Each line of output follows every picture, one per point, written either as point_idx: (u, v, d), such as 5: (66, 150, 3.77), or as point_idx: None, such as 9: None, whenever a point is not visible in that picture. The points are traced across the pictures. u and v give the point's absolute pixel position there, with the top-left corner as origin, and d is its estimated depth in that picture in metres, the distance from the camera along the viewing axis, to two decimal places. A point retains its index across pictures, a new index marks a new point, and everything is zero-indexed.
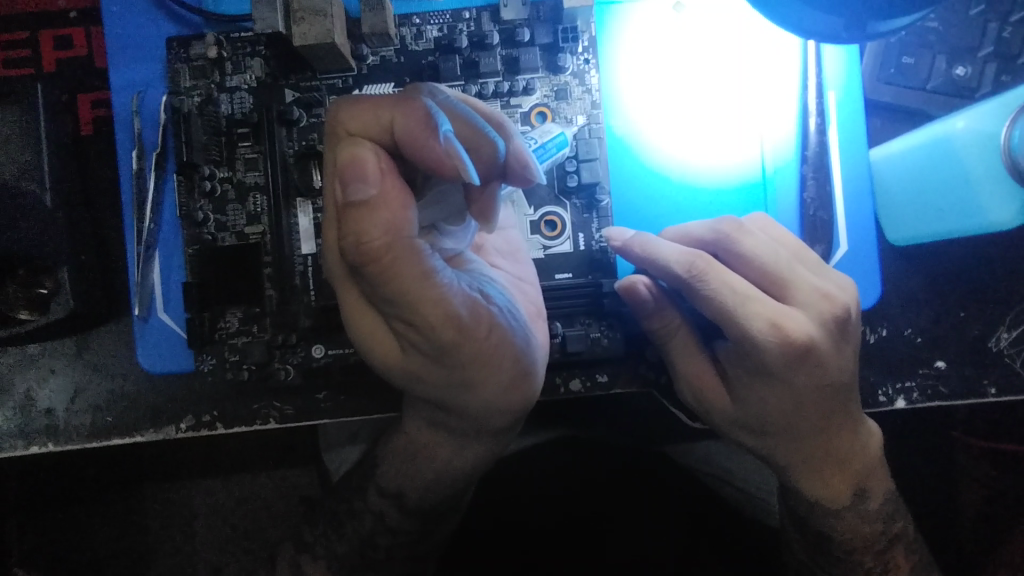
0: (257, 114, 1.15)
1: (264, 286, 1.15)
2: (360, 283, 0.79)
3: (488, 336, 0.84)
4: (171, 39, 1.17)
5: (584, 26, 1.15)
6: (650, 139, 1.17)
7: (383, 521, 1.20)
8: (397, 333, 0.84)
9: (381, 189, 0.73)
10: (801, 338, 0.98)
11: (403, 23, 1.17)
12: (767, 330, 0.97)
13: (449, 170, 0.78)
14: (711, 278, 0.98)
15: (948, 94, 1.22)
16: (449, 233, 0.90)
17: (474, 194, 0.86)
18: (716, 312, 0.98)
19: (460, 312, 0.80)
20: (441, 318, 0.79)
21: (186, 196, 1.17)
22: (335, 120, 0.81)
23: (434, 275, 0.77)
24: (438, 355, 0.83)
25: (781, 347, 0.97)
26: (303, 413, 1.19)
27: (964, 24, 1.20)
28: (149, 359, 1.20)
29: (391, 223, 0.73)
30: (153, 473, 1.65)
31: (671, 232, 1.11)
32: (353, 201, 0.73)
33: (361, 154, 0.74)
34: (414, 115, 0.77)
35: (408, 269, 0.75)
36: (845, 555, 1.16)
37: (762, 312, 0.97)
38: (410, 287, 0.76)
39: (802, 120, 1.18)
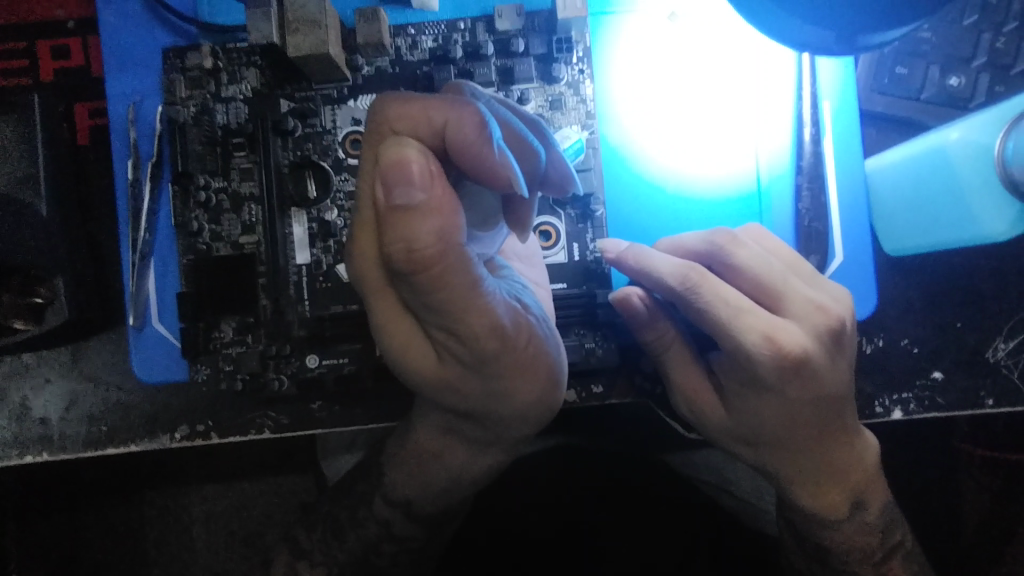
0: (252, 125, 1.16)
1: (259, 295, 1.15)
2: (401, 291, 0.74)
3: (526, 345, 0.83)
4: (167, 49, 1.17)
5: (579, 36, 1.16)
6: (647, 148, 1.17)
7: (388, 529, 1.22)
8: (436, 341, 0.81)
9: (430, 194, 0.65)
10: (796, 350, 0.97)
11: (399, 34, 1.17)
12: (761, 342, 0.96)
13: (503, 182, 0.74)
14: (708, 289, 0.97)
15: (943, 105, 1.22)
16: (482, 237, 0.86)
17: (508, 203, 0.85)
18: (713, 323, 0.98)
19: (502, 321, 0.77)
20: (486, 328, 0.76)
21: (181, 207, 1.17)
22: (380, 116, 0.73)
23: (481, 284, 0.73)
24: (477, 364, 0.81)
25: (776, 360, 0.97)
26: (297, 422, 1.19)
27: (957, 35, 1.20)
28: (145, 369, 1.20)
29: (442, 231, 0.66)
30: (147, 480, 1.65)
31: (665, 242, 1.11)
32: (398, 206, 0.65)
33: (405, 156, 0.65)
34: (468, 123, 0.72)
35: (459, 278, 0.70)
36: (841, 565, 1.16)
37: (758, 324, 0.97)
38: (459, 296, 0.71)
39: (797, 130, 1.18)
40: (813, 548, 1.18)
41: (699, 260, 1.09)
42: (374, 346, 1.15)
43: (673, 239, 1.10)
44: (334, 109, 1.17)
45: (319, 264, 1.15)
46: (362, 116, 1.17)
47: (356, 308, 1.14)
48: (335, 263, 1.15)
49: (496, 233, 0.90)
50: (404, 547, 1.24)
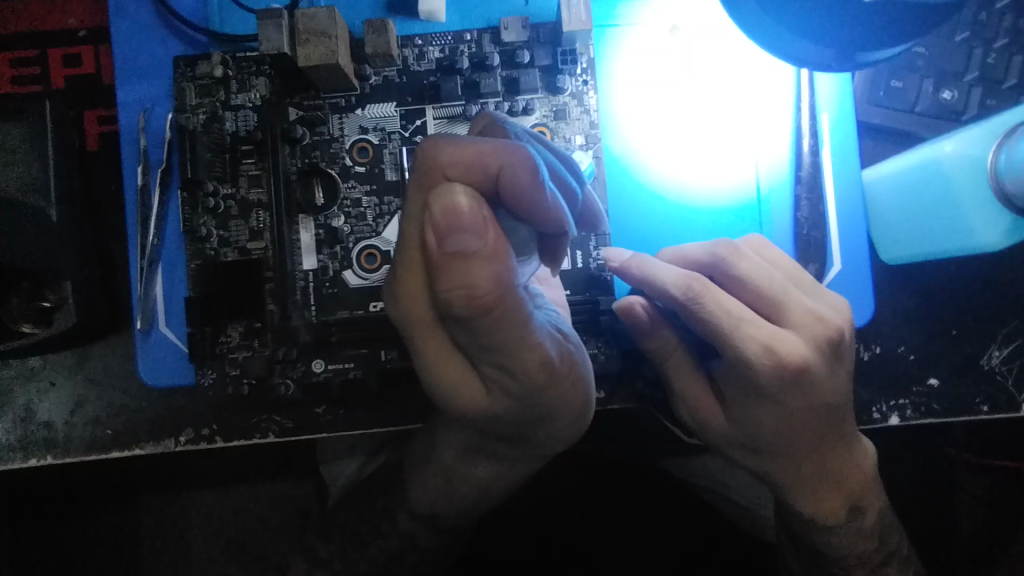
0: (261, 132, 1.18)
1: (265, 301, 1.16)
2: (454, 332, 0.76)
3: (569, 375, 0.86)
4: (178, 58, 1.19)
5: (583, 48, 1.18)
6: (648, 159, 1.19)
7: (412, 542, 1.26)
8: (484, 376, 0.83)
9: (484, 240, 0.67)
10: (797, 363, 1.00)
11: (406, 44, 1.19)
12: (761, 354, 0.99)
13: (553, 222, 0.77)
14: (711, 300, 1.00)
15: (936, 117, 1.24)
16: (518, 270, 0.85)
17: (544, 239, 0.85)
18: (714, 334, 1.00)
19: (551, 354, 0.80)
20: (537, 363, 0.78)
21: (189, 212, 1.18)
22: (432, 160, 0.74)
23: (530, 323, 0.75)
24: (528, 394, 0.84)
25: (775, 371, 0.99)
26: (302, 427, 1.21)
27: (950, 50, 1.23)
28: (150, 372, 1.21)
29: (499, 275, 0.68)
30: (148, 484, 1.65)
31: (665, 252, 1.14)
32: (452, 253, 0.67)
33: (457, 202, 0.67)
34: (520, 170, 0.73)
35: (514, 317, 0.72)
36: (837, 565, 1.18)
37: (758, 336, 0.99)
38: (512, 334, 0.74)
39: (796, 142, 1.20)
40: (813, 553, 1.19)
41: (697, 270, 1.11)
42: (379, 352, 1.16)
43: (676, 248, 1.13)
44: (342, 118, 1.19)
45: (325, 270, 1.17)
46: (369, 125, 1.19)
47: (363, 312, 1.17)
48: (342, 269, 1.17)
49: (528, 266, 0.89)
50: (426, 556, 1.30)
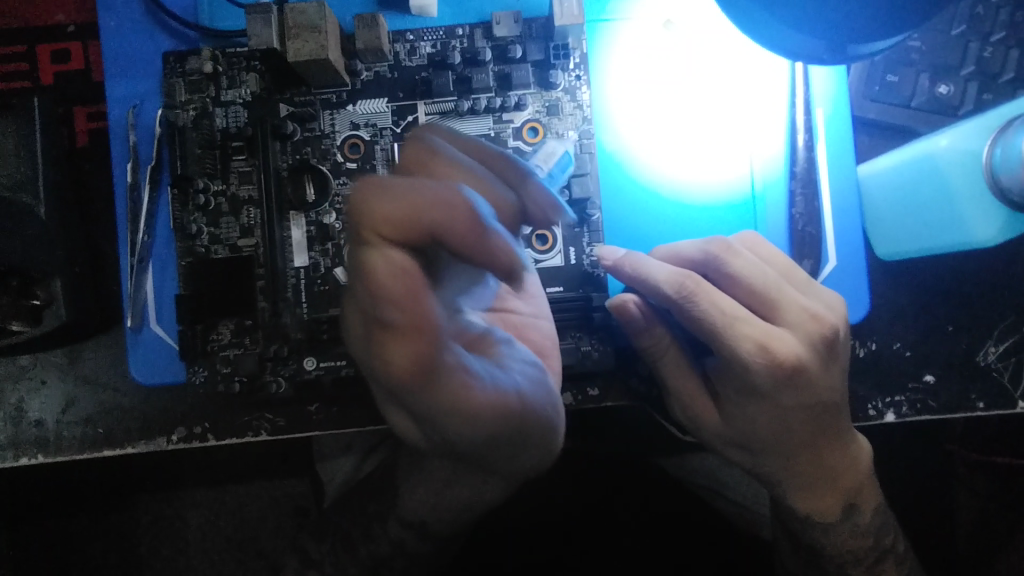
0: (251, 128, 1.16)
1: (257, 298, 1.16)
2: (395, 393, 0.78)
3: (528, 432, 0.83)
4: (167, 53, 1.18)
5: (576, 43, 1.17)
6: (641, 155, 1.18)
7: (404, 540, 1.25)
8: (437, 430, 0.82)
9: (405, 310, 0.70)
10: (792, 360, 1.00)
11: (398, 40, 1.19)
12: (755, 352, 0.99)
13: (503, 264, 0.74)
14: (707, 299, 0.99)
15: (933, 112, 1.23)
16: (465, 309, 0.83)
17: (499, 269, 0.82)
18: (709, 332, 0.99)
19: (493, 422, 0.76)
20: (477, 431, 0.76)
21: (179, 210, 1.17)
22: (360, 215, 0.73)
23: (467, 392, 0.73)
24: (472, 448, 0.81)
25: (769, 369, 0.99)
26: (295, 425, 1.20)
27: (946, 44, 1.22)
28: (140, 370, 1.20)
29: (418, 350, 0.70)
30: (143, 484, 1.65)
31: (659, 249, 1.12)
32: (382, 322, 0.71)
33: (377, 267, 0.71)
34: (438, 213, 0.72)
35: (444, 387, 0.72)
36: (832, 565, 1.18)
37: (753, 335, 0.99)
38: (442, 405, 0.72)
39: (790, 137, 1.19)
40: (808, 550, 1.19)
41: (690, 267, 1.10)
42: None
43: (670, 247, 1.12)
44: (333, 114, 1.18)
45: (317, 267, 1.16)
46: (360, 121, 1.18)
47: None
48: (333, 266, 1.16)
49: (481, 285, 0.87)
50: (417, 556, 1.29)
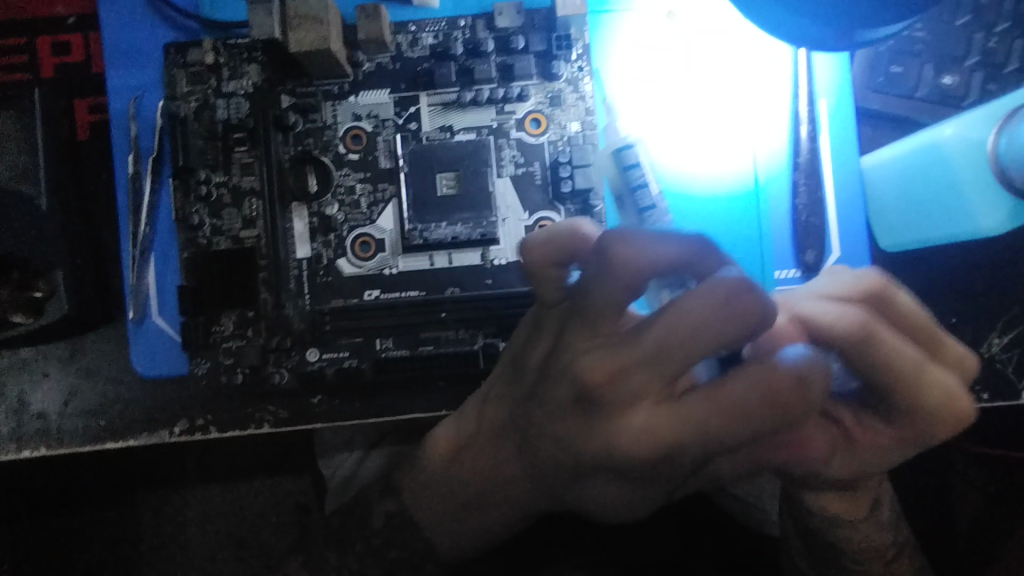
0: (253, 120, 1.17)
1: (259, 289, 1.16)
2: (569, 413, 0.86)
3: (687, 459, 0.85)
4: (168, 45, 1.18)
5: (578, 34, 1.17)
6: (645, 146, 1.18)
7: None
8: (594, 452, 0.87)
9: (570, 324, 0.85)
10: (946, 429, 0.89)
11: (399, 31, 1.18)
12: (909, 421, 0.89)
13: (636, 268, 0.78)
14: (866, 363, 0.84)
15: (936, 102, 1.23)
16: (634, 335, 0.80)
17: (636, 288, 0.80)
18: (884, 394, 0.88)
19: (666, 437, 0.79)
20: (650, 446, 0.80)
21: (181, 200, 1.17)
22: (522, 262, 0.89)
23: (643, 398, 0.79)
24: (634, 467, 0.84)
25: (901, 443, 0.91)
26: (298, 417, 1.20)
27: (950, 34, 1.22)
28: (143, 362, 1.19)
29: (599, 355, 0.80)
30: (145, 479, 1.65)
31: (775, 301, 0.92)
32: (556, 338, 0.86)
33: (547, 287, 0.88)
34: (578, 247, 0.87)
35: (622, 395, 0.80)
36: (853, 567, 1.10)
37: (929, 403, 0.86)
38: (620, 410, 0.80)
39: (793, 128, 1.18)
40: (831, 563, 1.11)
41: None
42: (374, 341, 1.16)
43: (801, 305, 0.87)
44: (335, 106, 1.18)
45: (319, 258, 1.16)
46: (362, 112, 1.18)
47: (357, 301, 1.16)
48: (336, 257, 1.16)
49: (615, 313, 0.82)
50: None
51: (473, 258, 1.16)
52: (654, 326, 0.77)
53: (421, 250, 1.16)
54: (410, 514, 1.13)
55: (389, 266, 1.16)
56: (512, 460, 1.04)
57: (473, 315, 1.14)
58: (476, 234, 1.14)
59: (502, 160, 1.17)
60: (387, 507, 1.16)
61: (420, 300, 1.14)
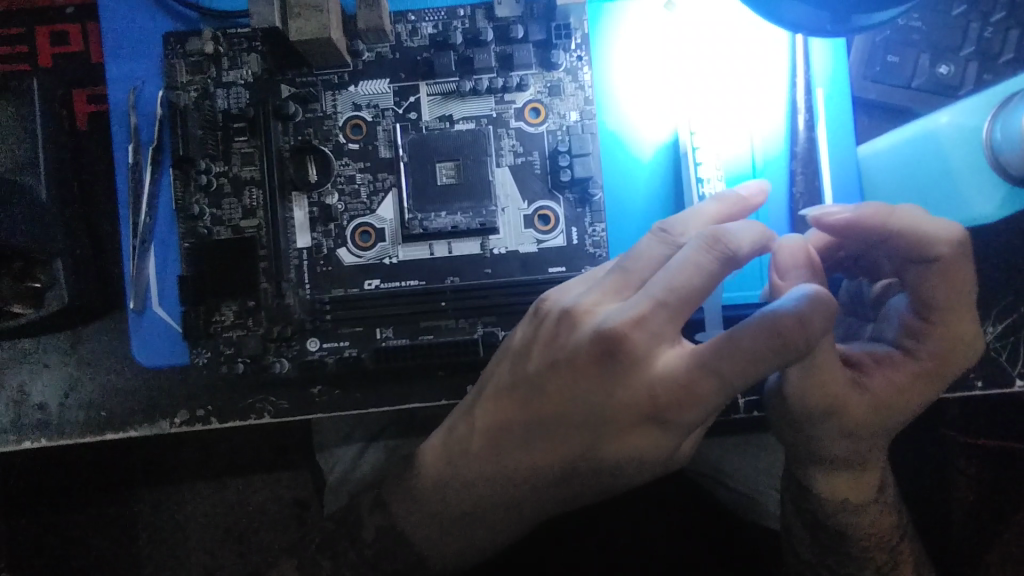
0: (253, 110, 1.17)
1: (260, 279, 1.15)
2: (585, 377, 0.95)
3: (700, 409, 0.90)
4: (167, 34, 1.18)
5: (578, 23, 1.18)
6: (643, 134, 1.19)
7: None
8: (614, 402, 0.94)
9: (584, 304, 0.98)
10: (959, 363, 0.97)
11: (399, 20, 1.18)
12: (936, 353, 0.96)
13: (644, 258, 0.97)
14: (937, 282, 0.93)
15: (932, 92, 1.23)
16: (622, 313, 0.93)
17: (631, 273, 0.98)
18: (923, 321, 0.97)
19: (680, 375, 0.90)
20: (668, 386, 0.91)
21: (181, 190, 1.17)
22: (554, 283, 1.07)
23: (655, 341, 0.92)
24: (653, 411, 0.92)
25: (919, 377, 0.97)
26: (298, 407, 1.19)
27: (946, 24, 1.23)
28: (143, 352, 1.19)
29: (618, 313, 0.93)
30: (146, 473, 1.65)
31: (874, 211, 0.91)
32: (573, 314, 0.99)
33: (563, 293, 1.04)
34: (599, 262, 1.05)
35: (636, 340, 0.92)
36: (859, 553, 1.10)
37: (956, 331, 0.95)
38: (637, 352, 0.92)
39: (790, 117, 1.19)
40: (831, 552, 1.11)
41: (874, 238, 0.93)
42: (375, 330, 1.16)
43: (906, 215, 0.91)
44: (334, 95, 1.18)
45: (319, 248, 1.17)
46: (362, 102, 1.18)
47: (358, 290, 1.16)
48: (336, 247, 1.17)
49: (615, 308, 0.95)
50: None
51: (472, 247, 1.16)
52: (658, 278, 0.92)
53: (421, 240, 1.16)
54: (407, 510, 1.09)
55: (389, 255, 1.16)
56: (516, 452, 1.02)
57: (473, 305, 1.15)
58: (476, 224, 1.15)
59: (502, 149, 1.17)
60: (378, 521, 1.10)
61: (420, 290, 1.15)
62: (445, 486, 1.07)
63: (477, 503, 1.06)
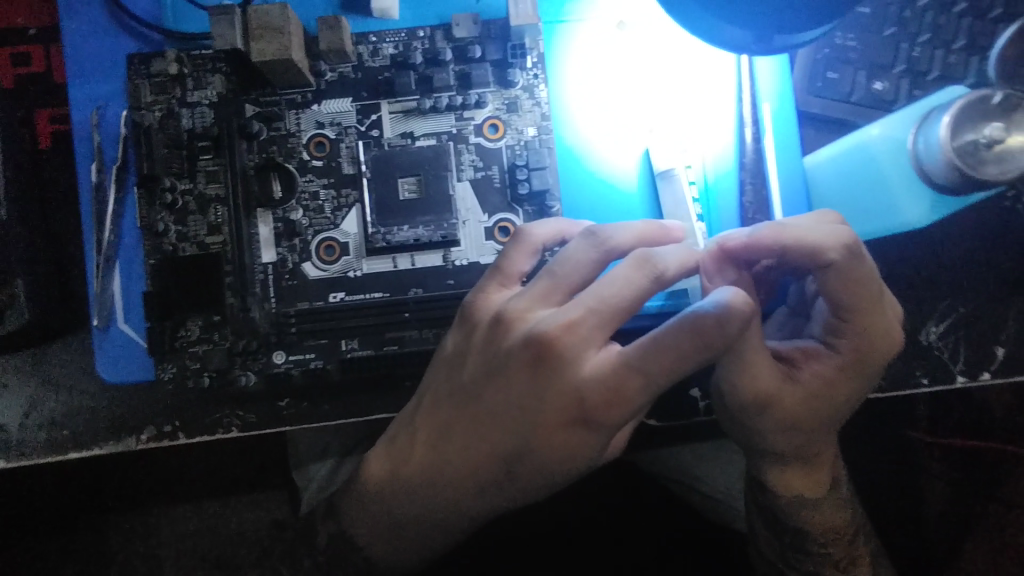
0: (217, 128, 1.19)
1: (225, 294, 1.17)
2: (517, 380, 0.99)
3: (623, 407, 0.94)
4: (132, 55, 1.20)
5: (532, 43, 1.23)
6: (598, 149, 1.24)
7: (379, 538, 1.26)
8: (542, 403, 0.97)
9: (516, 310, 1.02)
10: (878, 356, 1.01)
11: (360, 41, 1.22)
12: (856, 347, 1.00)
13: (574, 265, 1.02)
14: (838, 284, 0.96)
15: (869, 106, 1.31)
16: (552, 319, 0.98)
17: (560, 279, 1.02)
18: (839, 319, 1.00)
19: (605, 376, 0.94)
20: (595, 387, 0.94)
21: (146, 207, 1.19)
22: (481, 286, 1.09)
23: (584, 344, 0.96)
24: (580, 411, 0.96)
25: (841, 371, 1.01)
26: (264, 420, 1.21)
27: (879, 44, 1.31)
28: (108, 369, 1.20)
29: (550, 319, 0.98)
30: (114, 493, 1.63)
31: (767, 230, 0.96)
32: (506, 320, 1.03)
33: (493, 298, 1.07)
34: (526, 262, 1.08)
35: (565, 345, 0.96)
36: (816, 549, 1.14)
37: (870, 325, 0.99)
38: (565, 355, 0.96)
39: (739, 130, 1.25)
40: (788, 546, 1.16)
41: (774, 254, 0.97)
42: (340, 342, 1.18)
43: (795, 229, 0.95)
44: (299, 114, 1.21)
45: (285, 262, 1.19)
46: (325, 120, 1.21)
47: (323, 303, 1.18)
48: (301, 261, 1.19)
49: (546, 313, 1.01)
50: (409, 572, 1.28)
51: (435, 259, 1.19)
52: (590, 288, 0.97)
53: (385, 253, 1.19)
54: (373, 518, 1.11)
55: (353, 268, 1.19)
56: (456, 460, 1.04)
57: (438, 315, 1.18)
58: (438, 236, 1.18)
59: (462, 164, 1.21)
60: (330, 529, 1.22)
61: (385, 302, 1.18)
62: (409, 489, 1.08)
63: (447, 510, 1.08)
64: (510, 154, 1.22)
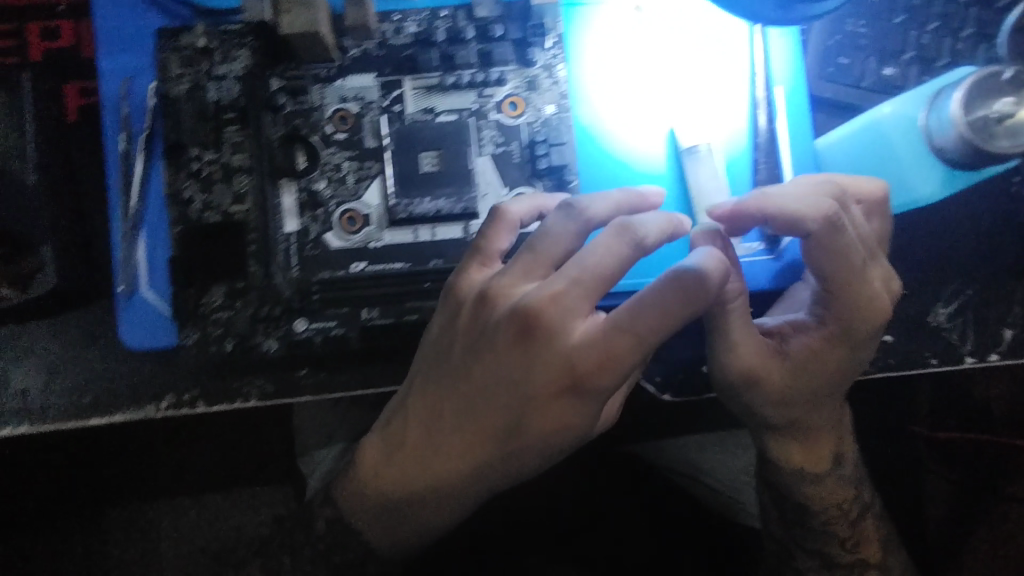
0: (244, 100, 1.21)
1: (247, 262, 1.19)
2: (506, 353, 1.00)
3: (614, 372, 0.95)
4: (161, 29, 1.22)
5: (552, 23, 1.26)
6: (615, 127, 1.27)
7: None
8: (535, 373, 0.98)
9: (500, 286, 1.04)
10: (864, 326, 1.03)
11: (384, 20, 1.26)
12: (842, 317, 1.03)
13: (552, 239, 1.04)
14: (819, 254, 0.99)
15: (879, 91, 1.34)
16: (536, 291, 0.99)
17: (540, 254, 1.04)
18: (824, 290, 1.03)
19: (594, 343, 0.95)
20: (585, 353, 0.96)
21: (172, 176, 1.20)
22: (461, 267, 1.11)
23: (572, 312, 0.98)
24: (572, 378, 0.97)
25: (827, 341, 1.05)
26: (283, 390, 1.24)
27: (889, 31, 1.34)
28: (129, 333, 1.22)
29: (534, 291, 0.99)
30: (132, 458, 1.74)
31: (750, 200, 1.00)
32: (492, 297, 1.04)
33: (475, 279, 1.09)
34: (505, 240, 1.11)
35: (554, 314, 0.97)
36: (823, 527, 1.16)
37: (851, 299, 1.01)
38: (553, 325, 0.97)
39: (753, 111, 1.28)
40: (796, 520, 1.17)
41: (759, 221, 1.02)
42: (360, 311, 1.19)
43: (776, 198, 0.98)
44: (323, 88, 1.24)
45: (307, 232, 1.21)
46: (349, 95, 1.24)
47: (344, 273, 1.20)
48: (323, 231, 1.21)
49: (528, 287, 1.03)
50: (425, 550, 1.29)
51: (456, 232, 1.22)
52: (572, 259, 0.99)
53: (406, 224, 1.21)
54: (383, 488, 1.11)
55: (374, 239, 1.21)
56: (450, 434, 1.05)
57: None
58: (459, 208, 1.21)
59: (483, 140, 1.24)
60: (328, 513, 1.14)
61: (406, 272, 1.20)
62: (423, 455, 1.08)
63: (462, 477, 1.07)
64: (530, 129, 1.24)
